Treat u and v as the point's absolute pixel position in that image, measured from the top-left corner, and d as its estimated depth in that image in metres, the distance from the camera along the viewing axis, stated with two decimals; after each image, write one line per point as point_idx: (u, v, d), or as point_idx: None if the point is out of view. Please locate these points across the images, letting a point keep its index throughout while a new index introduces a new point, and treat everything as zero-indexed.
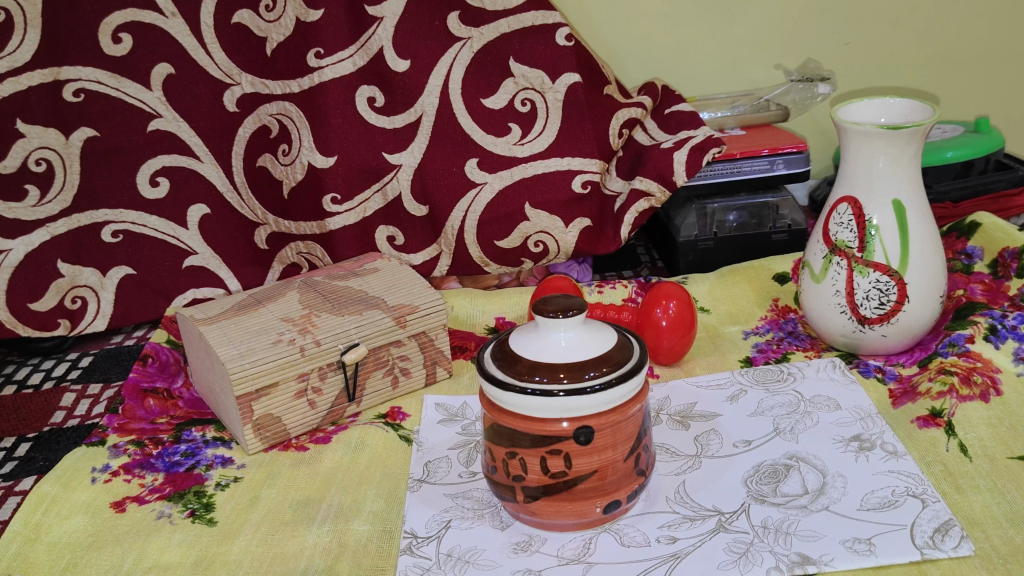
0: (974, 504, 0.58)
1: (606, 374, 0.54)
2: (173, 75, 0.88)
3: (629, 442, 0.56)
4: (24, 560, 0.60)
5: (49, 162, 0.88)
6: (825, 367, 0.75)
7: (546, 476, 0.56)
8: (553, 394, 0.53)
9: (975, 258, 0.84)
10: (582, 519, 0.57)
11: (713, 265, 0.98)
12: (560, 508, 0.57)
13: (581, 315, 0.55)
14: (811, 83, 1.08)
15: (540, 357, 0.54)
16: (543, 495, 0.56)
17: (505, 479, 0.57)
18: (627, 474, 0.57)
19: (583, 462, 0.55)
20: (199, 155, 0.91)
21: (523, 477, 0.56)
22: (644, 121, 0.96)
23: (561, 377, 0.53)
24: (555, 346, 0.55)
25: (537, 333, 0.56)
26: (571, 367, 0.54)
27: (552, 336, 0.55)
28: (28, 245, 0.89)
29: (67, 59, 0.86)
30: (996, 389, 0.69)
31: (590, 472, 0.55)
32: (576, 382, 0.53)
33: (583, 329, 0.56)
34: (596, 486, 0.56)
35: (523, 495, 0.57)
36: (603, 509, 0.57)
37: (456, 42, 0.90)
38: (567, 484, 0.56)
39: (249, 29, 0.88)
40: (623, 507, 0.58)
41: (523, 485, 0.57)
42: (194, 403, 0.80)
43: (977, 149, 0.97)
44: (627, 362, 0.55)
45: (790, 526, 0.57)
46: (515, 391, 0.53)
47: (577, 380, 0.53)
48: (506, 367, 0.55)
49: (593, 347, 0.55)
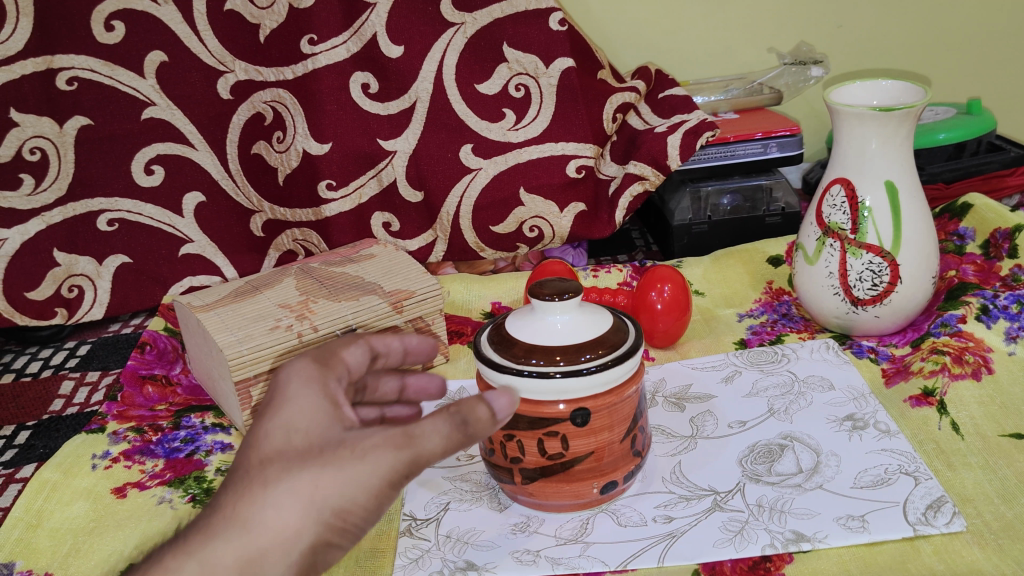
0: (966, 481, 0.59)
1: (602, 356, 0.54)
2: (167, 62, 0.87)
3: (626, 423, 0.57)
4: (27, 546, 0.60)
5: (44, 151, 0.88)
6: (819, 348, 0.76)
7: (544, 458, 0.56)
8: (550, 376, 0.53)
9: (967, 239, 0.85)
10: (579, 499, 0.58)
11: (707, 248, 0.99)
12: (558, 489, 0.57)
13: (577, 297, 0.56)
14: (804, 66, 1.09)
15: (536, 339, 0.55)
16: (541, 477, 0.57)
17: (504, 462, 0.58)
18: (623, 456, 0.58)
19: (580, 443, 0.56)
20: (194, 143, 0.90)
21: (520, 458, 0.57)
22: (638, 104, 0.97)
23: (557, 360, 0.54)
24: (551, 329, 0.55)
25: (533, 317, 0.57)
26: (566, 349, 0.54)
27: (548, 319, 0.56)
28: (24, 234, 0.89)
29: (60, 47, 0.85)
30: (988, 367, 0.69)
31: (587, 453, 0.56)
32: (572, 364, 0.53)
33: (578, 313, 0.57)
34: (592, 467, 0.57)
35: (521, 477, 0.58)
36: (600, 490, 0.58)
37: (450, 28, 0.90)
38: (565, 465, 0.56)
39: (242, 16, 0.88)
40: (620, 488, 0.59)
41: (521, 467, 0.57)
42: (193, 389, 0.80)
43: (969, 130, 0.97)
44: (622, 345, 0.55)
45: (785, 504, 0.58)
46: (512, 374, 0.54)
47: (573, 362, 0.53)
48: (503, 350, 0.56)
49: (588, 329, 0.56)
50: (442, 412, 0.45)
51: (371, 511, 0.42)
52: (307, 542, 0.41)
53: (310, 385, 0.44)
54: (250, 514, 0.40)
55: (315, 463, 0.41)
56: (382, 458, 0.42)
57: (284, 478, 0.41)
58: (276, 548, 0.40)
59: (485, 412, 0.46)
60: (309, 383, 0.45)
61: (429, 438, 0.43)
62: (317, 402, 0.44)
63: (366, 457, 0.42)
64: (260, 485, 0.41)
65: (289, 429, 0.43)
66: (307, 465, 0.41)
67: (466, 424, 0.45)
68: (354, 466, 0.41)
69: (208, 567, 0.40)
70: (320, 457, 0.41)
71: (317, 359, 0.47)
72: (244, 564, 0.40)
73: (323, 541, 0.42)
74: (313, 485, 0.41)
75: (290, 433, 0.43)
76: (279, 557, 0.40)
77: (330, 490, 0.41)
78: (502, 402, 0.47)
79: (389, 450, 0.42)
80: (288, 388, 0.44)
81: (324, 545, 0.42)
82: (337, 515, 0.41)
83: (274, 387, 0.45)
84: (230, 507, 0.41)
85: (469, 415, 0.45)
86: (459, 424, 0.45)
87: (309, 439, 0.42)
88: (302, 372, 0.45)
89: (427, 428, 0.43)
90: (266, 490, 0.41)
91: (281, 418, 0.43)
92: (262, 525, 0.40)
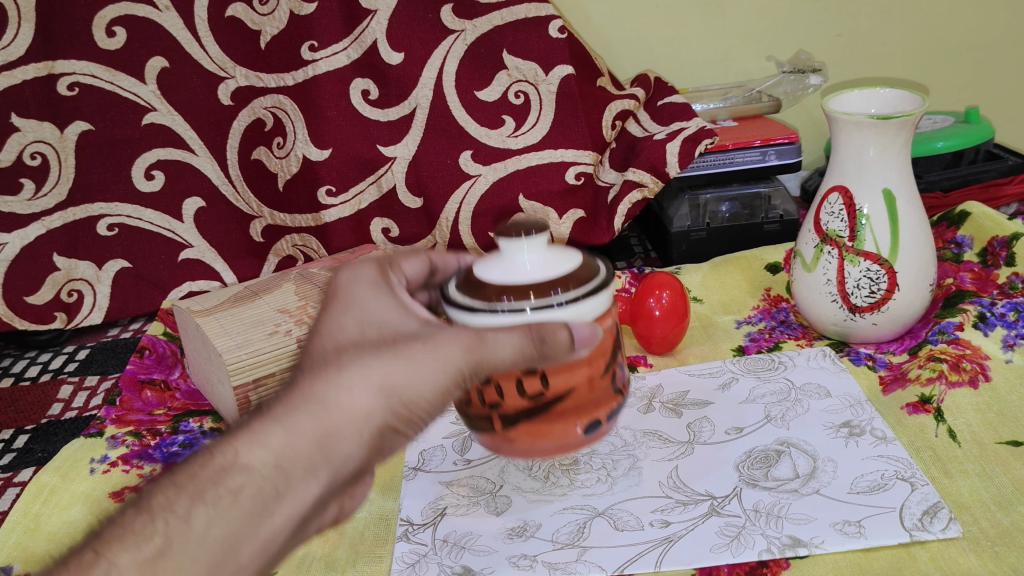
0: (963, 488, 0.59)
1: (574, 291, 0.49)
2: (168, 68, 0.88)
3: (607, 357, 0.52)
4: (24, 550, 0.60)
5: (44, 155, 0.88)
6: (816, 355, 0.76)
7: (523, 400, 0.51)
8: (522, 312, 0.47)
9: (965, 246, 0.85)
10: (568, 445, 0.53)
11: (706, 255, 0.98)
12: (542, 436, 0.53)
13: (544, 235, 0.51)
14: (802, 74, 1.09)
15: (506, 279, 0.49)
16: (522, 421, 0.52)
17: (480, 409, 0.53)
18: (607, 392, 0.53)
19: (560, 378, 0.51)
20: (193, 148, 0.91)
21: (499, 404, 0.52)
22: (638, 112, 0.97)
23: (528, 295, 0.48)
24: (519, 267, 0.50)
25: (500, 260, 0.51)
26: (537, 285, 0.49)
27: (516, 259, 0.51)
28: (24, 239, 0.90)
29: (61, 53, 0.86)
30: (985, 375, 0.70)
31: (568, 391, 0.51)
32: (543, 298, 0.48)
33: (548, 252, 0.52)
34: (575, 408, 0.52)
35: (501, 424, 0.53)
36: (586, 429, 0.53)
37: (450, 35, 0.91)
38: (546, 408, 0.51)
39: (243, 22, 0.88)
40: (607, 430, 0.54)
41: (500, 413, 0.52)
42: (191, 394, 0.81)
43: (967, 139, 0.98)
44: (594, 279, 0.50)
45: (781, 509, 0.58)
46: (483, 313, 0.48)
47: (544, 295, 0.48)
48: (470, 293, 0.50)
49: (559, 266, 0.50)
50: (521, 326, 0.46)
51: (435, 404, 0.45)
52: (377, 426, 0.43)
53: (382, 292, 0.48)
54: (328, 394, 0.43)
55: (393, 350, 0.44)
56: (450, 351, 0.45)
57: (359, 364, 0.44)
58: (348, 426, 0.42)
59: (566, 336, 0.46)
60: (373, 285, 0.49)
61: (500, 347, 0.46)
62: (383, 298, 0.48)
63: (441, 349, 0.45)
64: (337, 367, 0.44)
65: (363, 322, 0.47)
66: (382, 353, 0.44)
67: (542, 341, 0.46)
68: (427, 355, 0.45)
69: (290, 432, 0.41)
70: (393, 347, 0.45)
71: (379, 265, 0.52)
72: (320, 437, 0.42)
73: (390, 428, 0.44)
74: (385, 373, 0.44)
75: (360, 323, 0.47)
76: (351, 435, 0.42)
77: (404, 378, 0.44)
78: (582, 330, 0.48)
79: (458, 344, 0.45)
80: (355, 291, 0.49)
81: (392, 435, 0.44)
82: (408, 405, 0.44)
83: (340, 287, 0.50)
84: (310, 383, 0.43)
85: (547, 334, 0.46)
86: (534, 339, 0.46)
87: (382, 332, 0.46)
88: (365, 276, 0.50)
89: (502, 337, 0.46)
90: (344, 373, 0.43)
91: (352, 313, 0.47)
92: (334, 405, 0.42)
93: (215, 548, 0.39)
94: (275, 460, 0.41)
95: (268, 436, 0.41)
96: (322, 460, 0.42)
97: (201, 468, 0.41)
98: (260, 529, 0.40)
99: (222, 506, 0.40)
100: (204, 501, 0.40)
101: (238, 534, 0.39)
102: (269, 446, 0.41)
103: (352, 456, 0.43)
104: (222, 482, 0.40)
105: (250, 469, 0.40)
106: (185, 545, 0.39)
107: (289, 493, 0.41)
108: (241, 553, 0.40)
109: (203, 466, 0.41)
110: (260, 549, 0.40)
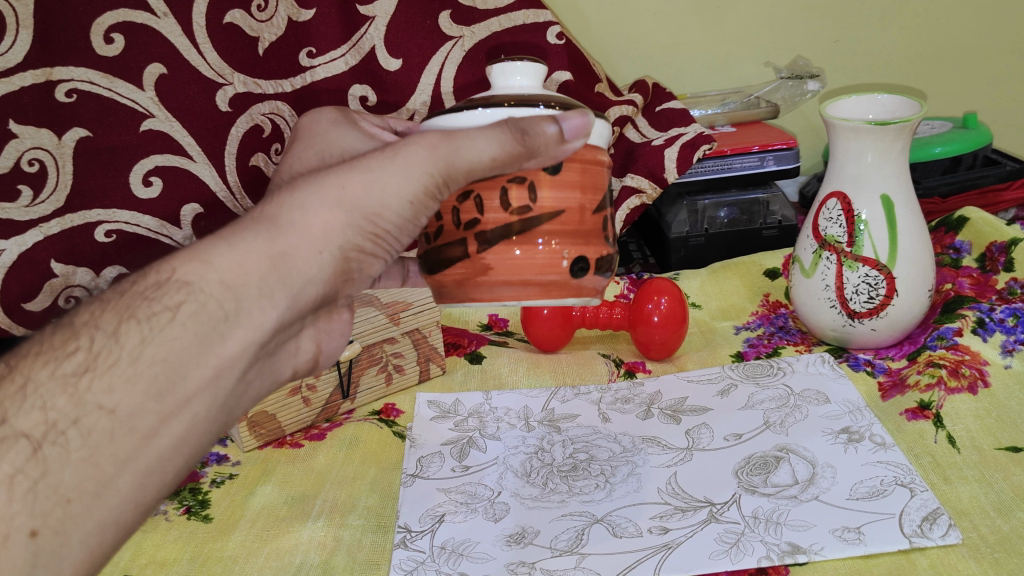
0: (962, 495, 0.58)
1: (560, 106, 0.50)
2: (166, 75, 0.80)
3: (596, 195, 0.54)
4: None
5: (42, 162, 0.78)
6: (815, 361, 0.76)
7: (506, 213, 0.51)
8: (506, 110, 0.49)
9: (964, 252, 0.85)
10: (548, 277, 0.52)
11: (704, 261, 0.99)
12: (523, 260, 0.52)
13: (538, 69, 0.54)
14: (800, 80, 1.10)
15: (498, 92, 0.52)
16: (501, 239, 0.52)
17: (456, 231, 0.53)
18: (593, 231, 0.54)
19: (549, 197, 0.52)
20: (192, 154, 0.83)
21: (479, 220, 0.52)
22: (635, 117, 0.96)
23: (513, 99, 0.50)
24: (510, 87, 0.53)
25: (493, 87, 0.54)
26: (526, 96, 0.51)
27: (509, 83, 0.53)
28: (22, 245, 0.79)
29: (58, 58, 0.76)
30: (984, 380, 0.69)
31: (554, 212, 0.52)
32: (529, 103, 0.50)
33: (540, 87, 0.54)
34: (559, 231, 0.52)
35: (478, 244, 0.52)
36: (570, 263, 0.53)
37: (447, 41, 0.90)
38: (530, 223, 0.52)
39: (241, 29, 0.82)
40: (591, 277, 0.54)
41: (479, 231, 0.52)
42: None
43: (966, 144, 0.97)
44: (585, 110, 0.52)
45: (780, 515, 0.58)
46: (467, 110, 0.49)
47: (531, 103, 0.50)
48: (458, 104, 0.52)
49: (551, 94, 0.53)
50: (503, 122, 0.48)
51: (404, 213, 0.49)
52: (337, 242, 0.47)
53: (341, 129, 0.57)
54: (284, 215, 0.46)
55: (346, 167, 0.47)
56: (417, 157, 0.47)
57: (311, 185, 0.47)
58: (303, 244, 0.46)
59: (551, 132, 0.48)
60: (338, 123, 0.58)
61: (471, 146, 0.47)
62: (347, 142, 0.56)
63: (402, 155, 0.47)
64: (291, 188, 0.47)
65: None
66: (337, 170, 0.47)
67: (524, 134, 0.47)
68: (386, 166, 0.47)
69: (236, 251, 0.45)
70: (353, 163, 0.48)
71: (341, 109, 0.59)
72: (275, 256, 0.45)
73: (350, 244, 0.48)
74: (341, 187, 0.47)
75: None
76: (307, 257, 0.46)
77: (357, 192, 0.47)
78: (570, 126, 0.49)
79: (424, 147, 0.47)
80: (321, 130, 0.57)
81: (354, 245, 0.48)
82: (366, 216, 0.47)
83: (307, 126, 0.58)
84: (266, 208, 0.46)
85: (532, 127, 0.47)
86: (516, 134, 0.47)
87: None
88: (329, 117, 0.58)
89: (473, 134, 0.48)
90: (297, 193, 0.46)
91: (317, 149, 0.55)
92: (291, 224, 0.46)
93: (152, 373, 0.42)
94: (220, 280, 0.44)
95: (213, 258, 0.45)
96: (279, 276, 0.45)
97: (139, 289, 0.44)
98: (209, 347, 0.44)
99: (159, 322, 0.43)
100: (134, 321, 0.43)
101: (179, 356, 0.42)
102: (214, 267, 0.44)
103: (309, 277, 0.47)
104: (157, 295, 0.44)
105: (190, 284, 0.44)
106: (116, 367, 0.42)
107: (242, 316, 0.44)
108: (184, 379, 0.43)
109: (139, 284, 0.45)
110: (206, 377, 0.44)
